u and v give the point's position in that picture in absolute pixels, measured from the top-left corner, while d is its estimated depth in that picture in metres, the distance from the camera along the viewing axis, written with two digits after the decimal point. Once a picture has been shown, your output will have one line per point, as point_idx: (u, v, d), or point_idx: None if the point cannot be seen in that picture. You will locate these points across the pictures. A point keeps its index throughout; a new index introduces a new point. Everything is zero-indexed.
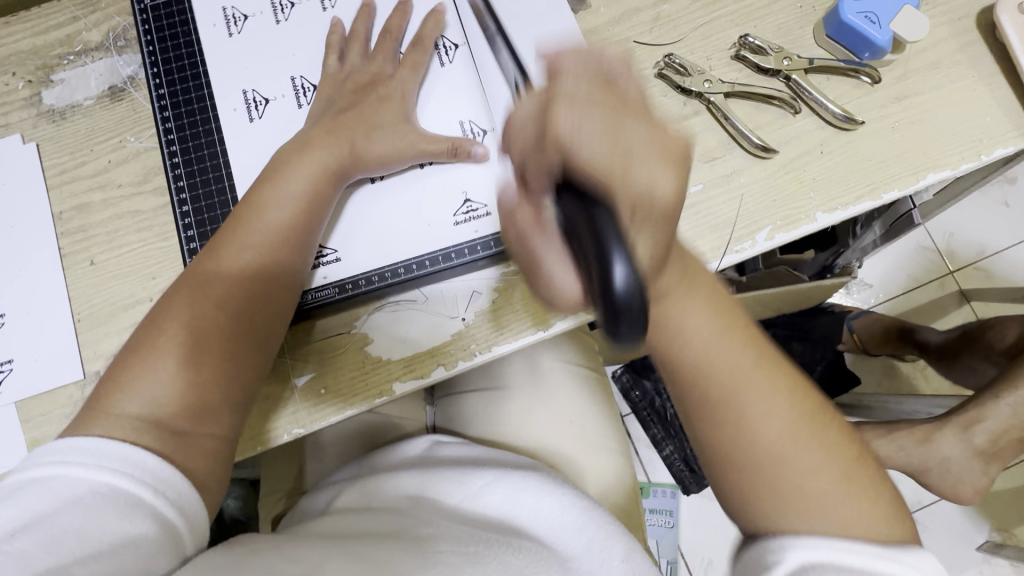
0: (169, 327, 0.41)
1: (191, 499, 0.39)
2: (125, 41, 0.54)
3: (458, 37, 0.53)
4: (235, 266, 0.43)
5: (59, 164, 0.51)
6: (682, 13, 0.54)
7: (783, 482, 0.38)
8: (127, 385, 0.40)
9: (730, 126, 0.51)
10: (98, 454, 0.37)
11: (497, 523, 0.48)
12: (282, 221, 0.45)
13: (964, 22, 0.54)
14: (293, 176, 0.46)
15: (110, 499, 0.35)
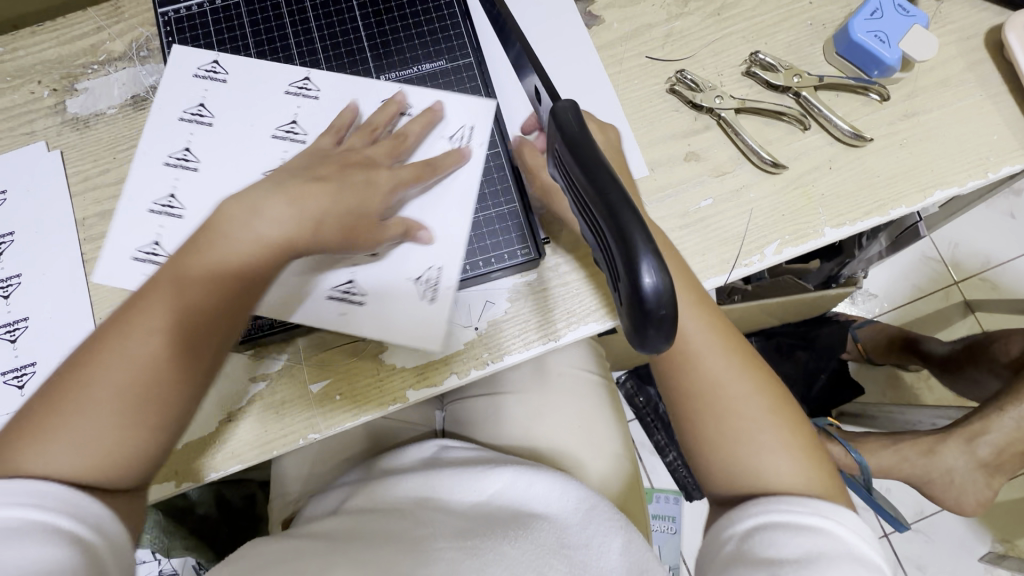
0: (118, 358, 0.37)
1: (116, 530, 0.36)
2: (148, 51, 0.55)
3: (474, 52, 0.55)
4: (187, 292, 0.39)
5: (82, 172, 0.53)
6: (694, 30, 0.56)
7: (727, 416, 0.44)
8: (66, 419, 0.36)
9: (740, 141, 0.52)
10: (20, 487, 0.34)
11: (498, 516, 0.48)
12: (246, 248, 0.41)
13: (972, 42, 0.55)
14: (259, 218, 0.41)
15: (24, 530, 0.32)
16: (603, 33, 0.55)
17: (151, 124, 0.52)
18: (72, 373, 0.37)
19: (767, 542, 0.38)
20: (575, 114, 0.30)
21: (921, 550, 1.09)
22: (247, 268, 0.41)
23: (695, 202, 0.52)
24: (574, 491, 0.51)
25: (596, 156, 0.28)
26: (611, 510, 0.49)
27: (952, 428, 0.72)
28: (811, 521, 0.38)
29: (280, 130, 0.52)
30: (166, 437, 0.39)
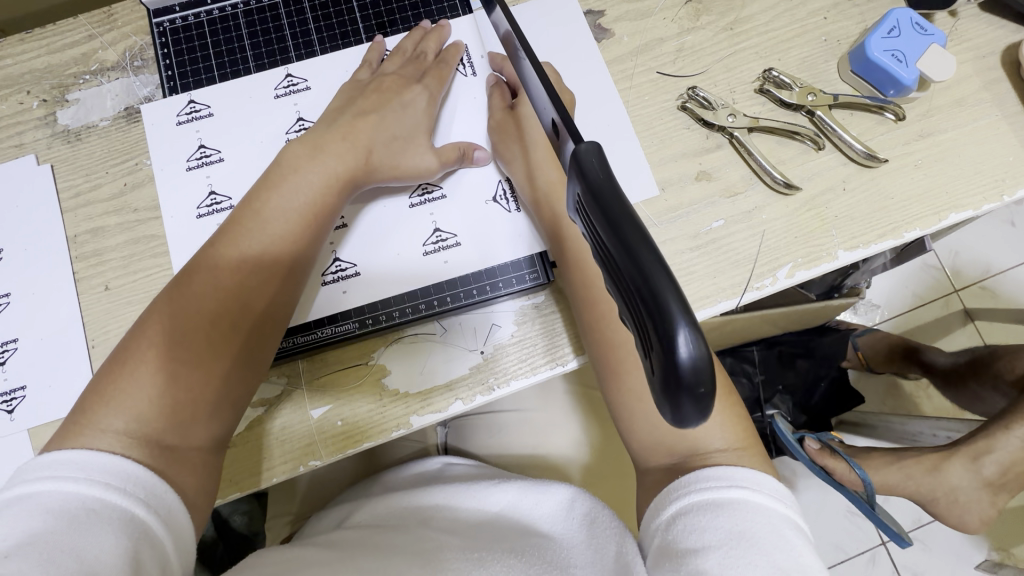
0: (155, 336, 0.39)
1: (183, 524, 0.36)
2: (141, 61, 0.53)
3: (480, 52, 0.53)
4: (227, 268, 0.41)
5: (74, 186, 0.51)
6: (706, 45, 0.54)
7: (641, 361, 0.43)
8: (111, 399, 0.38)
9: (753, 161, 0.51)
10: (96, 462, 0.35)
11: (507, 532, 0.47)
12: (281, 231, 0.43)
13: (988, 60, 0.54)
14: (299, 182, 0.44)
15: (104, 516, 0.32)
16: (612, 47, 0.54)
17: (153, 132, 0.51)
18: (134, 344, 0.39)
19: (692, 527, 0.36)
20: (599, 158, 0.24)
21: (918, 559, 1.09)
22: (295, 233, 0.44)
23: (706, 223, 0.51)
24: (580, 507, 0.49)
25: (622, 200, 0.22)
26: (614, 519, 0.46)
27: (958, 445, 0.72)
28: (728, 499, 0.36)
29: (289, 132, 0.51)
30: (223, 404, 0.40)
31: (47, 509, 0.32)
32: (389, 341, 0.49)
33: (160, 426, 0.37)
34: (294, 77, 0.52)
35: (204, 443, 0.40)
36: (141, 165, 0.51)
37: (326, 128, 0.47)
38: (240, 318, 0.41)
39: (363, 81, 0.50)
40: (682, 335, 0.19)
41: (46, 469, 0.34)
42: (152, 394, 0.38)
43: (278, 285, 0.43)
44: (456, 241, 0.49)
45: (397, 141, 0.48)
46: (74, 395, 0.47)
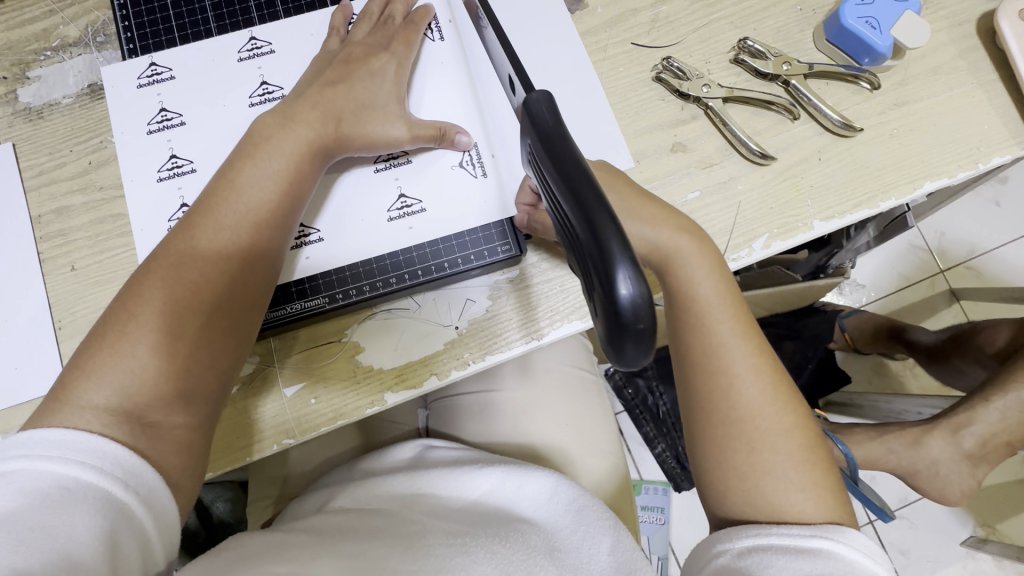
0: (138, 311, 0.38)
1: (165, 504, 0.36)
2: (104, 37, 0.52)
3: (445, 14, 0.52)
4: (211, 241, 0.40)
5: (38, 166, 0.50)
6: (680, 15, 0.53)
7: (753, 430, 0.41)
8: (94, 374, 0.37)
9: (728, 132, 0.51)
10: (74, 441, 0.34)
11: (490, 514, 0.48)
12: (260, 201, 0.42)
13: (964, 28, 0.53)
14: (273, 151, 0.43)
15: (78, 496, 0.32)
16: (586, 18, 0.53)
17: (116, 93, 0.49)
18: (115, 319, 0.38)
19: (770, 564, 0.37)
20: (549, 107, 0.26)
21: (905, 535, 1.10)
22: (272, 202, 0.42)
23: (682, 195, 0.50)
24: (565, 492, 0.49)
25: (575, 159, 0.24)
26: (601, 507, 0.48)
27: (939, 419, 0.72)
28: (813, 546, 0.37)
29: (252, 95, 0.49)
30: (210, 380, 0.39)
31: (20, 487, 0.32)
32: (363, 316, 0.49)
33: (147, 401, 0.37)
34: (258, 43, 0.50)
35: (192, 420, 0.39)
36: (106, 143, 0.49)
37: (296, 100, 0.46)
38: (221, 290, 0.40)
39: (332, 51, 0.49)
40: (622, 279, 0.21)
41: (19, 448, 0.34)
42: (133, 369, 0.37)
43: (261, 256, 0.42)
44: (422, 206, 0.48)
45: (366, 107, 0.46)
46: (41, 377, 0.47)
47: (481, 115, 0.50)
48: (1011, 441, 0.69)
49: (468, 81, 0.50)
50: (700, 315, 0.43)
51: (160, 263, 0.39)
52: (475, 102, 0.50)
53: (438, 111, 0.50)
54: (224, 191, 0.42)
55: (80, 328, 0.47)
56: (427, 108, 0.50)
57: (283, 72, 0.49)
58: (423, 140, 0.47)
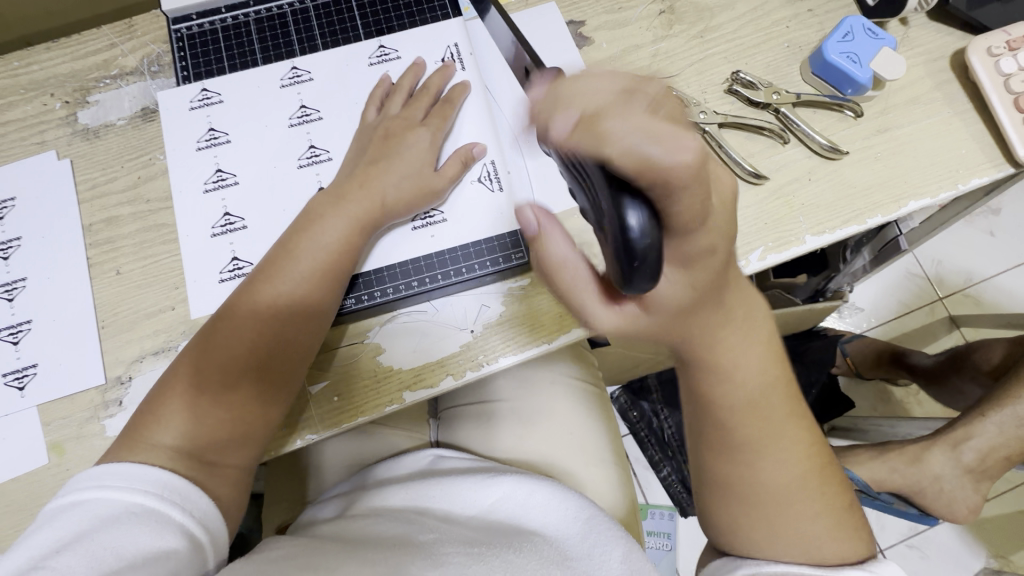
0: (206, 365, 0.44)
1: (216, 525, 0.41)
2: (158, 67, 0.57)
3: (467, 47, 0.57)
4: (269, 308, 0.45)
5: (91, 180, 0.54)
6: (679, 50, 0.59)
7: (779, 517, 0.42)
8: (163, 419, 0.42)
9: (724, 153, 0.55)
10: (140, 473, 0.39)
11: (501, 525, 0.49)
12: (310, 272, 0.46)
13: (939, 63, 0.58)
14: (323, 227, 0.47)
15: (146, 519, 0.37)
16: (593, 53, 0.59)
17: (169, 115, 0.54)
18: (184, 368, 0.44)
19: None
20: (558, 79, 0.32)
21: (916, 566, 1.09)
22: (321, 273, 0.46)
23: None
24: (573, 503, 0.50)
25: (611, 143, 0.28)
26: (612, 523, 0.49)
27: (939, 435, 0.74)
28: None
29: (292, 116, 0.53)
30: (257, 431, 0.45)
31: (95, 513, 0.36)
32: (384, 319, 0.52)
33: (206, 445, 0.42)
34: (296, 73, 0.55)
35: (242, 463, 0.44)
36: (155, 160, 0.54)
37: (344, 179, 0.49)
38: (273, 351, 0.45)
39: (371, 124, 0.52)
40: (632, 216, 0.28)
41: (95, 479, 0.38)
42: (196, 417, 0.43)
43: (311, 319, 0.46)
44: (444, 217, 0.52)
45: (404, 179, 0.49)
46: (83, 374, 0.50)
47: (498, 138, 0.55)
48: (1010, 455, 0.70)
49: (487, 106, 0.55)
50: (728, 394, 0.40)
51: (225, 320, 0.45)
52: (493, 124, 0.55)
53: (460, 132, 0.54)
54: (283, 261, 0.46)
55: (122, 327, 0.51)
56: (455, 159, 0.53)
57: (318, 97, 0.54)
58: (450, 177, 0.51)
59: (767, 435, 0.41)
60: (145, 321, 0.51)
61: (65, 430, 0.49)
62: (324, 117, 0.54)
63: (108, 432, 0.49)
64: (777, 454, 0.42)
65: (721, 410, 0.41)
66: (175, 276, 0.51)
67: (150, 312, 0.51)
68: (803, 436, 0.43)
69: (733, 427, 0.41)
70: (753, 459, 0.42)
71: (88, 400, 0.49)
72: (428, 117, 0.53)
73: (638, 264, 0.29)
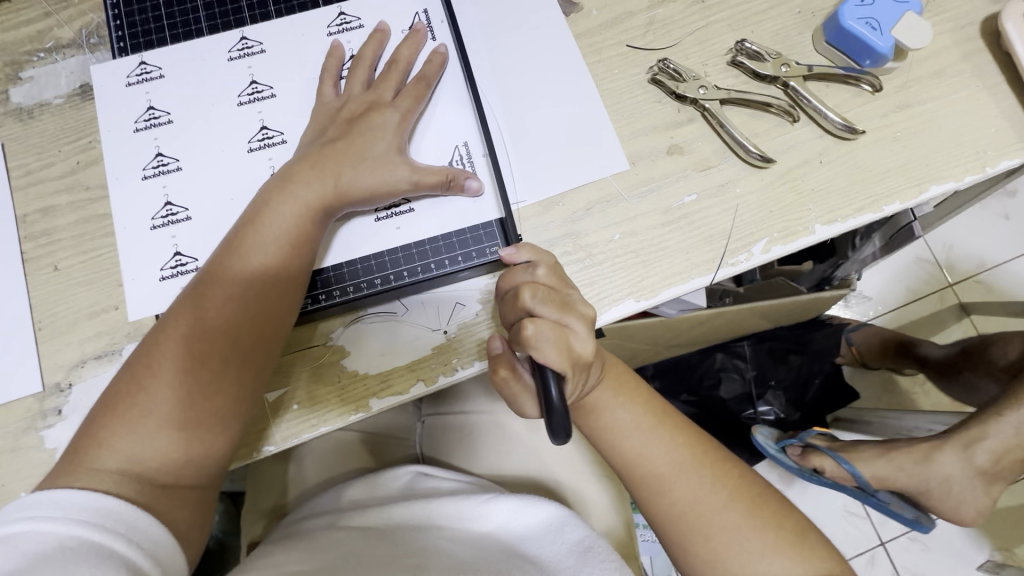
0: (151, 381, 0.39)
1: (171, 555, 0.36)
2: (98, 38, 0.51)
3: (439, 14, 0.51)
4: (218, 310, 0.40)
5: (26, 165, 0.49)
6: (677, 18, 0.53)
7: (696, 519, 0.41)
8: (109, 440, 0.38)
9: (726, 134, 0.49)
10: (81, 501, 0.34)
11: (496, 553, 0.45)
12: (263, 266, 0.41)
13: (967, 31, 0.52)
14: (274, 216, 0.42)
15: (85, 554, 0.32)
16: (581, 20, 0.52)
17: (107, 93, 0.48)
18: (125, 390, 0.39)
19: None
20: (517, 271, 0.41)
21: (918, 560, 1.06)
22: (276, 265, 0.42)
23: (678, 197, 0.49)
24: (570, 531, 0.47)
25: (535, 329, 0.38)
26: (609, 552, 0.46)
27: (950, 433, 0.70)
28: None
29: (241, 93, 0.48)
30: (219, 443, 0.40)
31: (26, 551, 0.32)
32: (348, 319, 0.47)
33: (160, 465, 0.38)
34: (246, 45, 0.49)
35: (204, 480, 0.40)
36: (94, 143, 0.49)
37: (296, 161, 0.44)
38: (230, 353, 0.40)
39: (330, 102, 0.47)
40: (552, 386, 0.36)
41: (29, 509, 0.33)
42: (146, 439, 0.38)
43: (271, 316, 0.41)
44: (410, 207, 0.47)
45: (364, 159, 0.44)
46: (18, 380, 0.45)
47: (472, 117, 0.49)
48: None
49: (460, 81, 0.49)
50: (617, 446, 0.43)
51: (170, 331, 0.40)
52: (466, 103, 0.49)
53: (432, 112, 0.49)
54: (231, 259, 0.41)
55: (62, 328, 0.46)
56: (426, 147, 0.48)
57: (269, 72, 0.48)
58: (427, 187, 0.45)
59: (665, 470, 0.42)
60: (86, 322, 0.46)
61: (0, 442, 0.44)
62: (277, 94, 0.48)
63: (47, 444, 0.45)
64: (684, 483, 0.41)
65: (611, 455, 0.44)
66: (118, 273, 0.47)
67: (91, 312, 0.46)
68: (710, 459, 0.42)
69: (622, 447, 0.43)
70: (658, 471, 0.42)
71: (25, 408, 0.45)
72: (397, 94, 0.47)
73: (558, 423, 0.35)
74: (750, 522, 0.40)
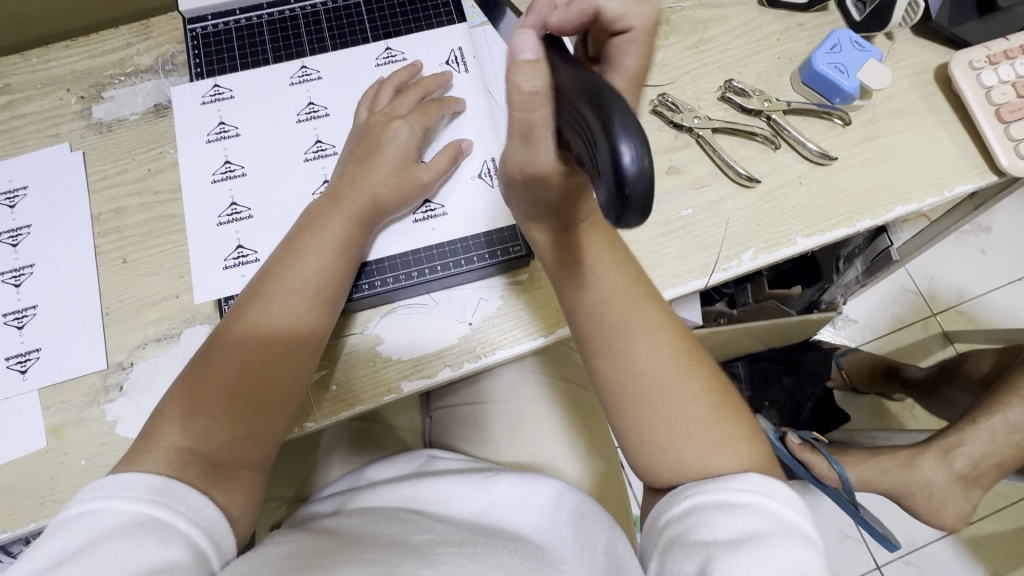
0: (214, 370, 0.43)
1: (224, 539, 0.40)
2: (172, 65, 0.59)
3: (471, 50, 0.59)
4: (275, 307, 0.45)
5: (102, 171, 0.56)
6: (674, 60, 0.61)
7: (660, 401, 0.43)
8: (176, 422, 0.42)
9: (718, 157, 0.57)
10: (147, 483, 0.38)
11: (504, 526, 0.49)
12: (315, 267, 0.47)
13: (923, 76, 0.61)
14: (325, 226, 0.48)
15: (152, 529, 0.35)
16: None
17: (181, 110, 0.56)
18: (192, 379, 0.44)
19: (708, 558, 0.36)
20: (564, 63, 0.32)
21: None
22: (326, 268, 0.47)
23: (676, 211, 0.56)
24: (568, 499, 0.50)
25: (606, 89, 0.29)
26: (602, 513, 0.48)
27: (931, 440, 0.75)
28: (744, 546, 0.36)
29: (299, 112, 0.55)
30: (272, 426, 0.45)
31: (101, 525, 0.35)
32: (382, 311, 0.53)
33: (221, 446, 0.42)
34: (305, 73, 0.57)
35: (256, 462, 0.44)
36: (164, 153, 0.56)
37: (339, 179, 0.51)
38: (285, 345, 0.45)
39: (361, 123, 0.54)
40: (624, 149, 0.26)
41: (103, 491, 0.37)
42: (209, 420, 0.42)
43: (321, 313, 0.47)
44: (444, 211, 0.54)
45: (399, 176, 0.50)
46: (85, 359, 0.50)
47: (498, 135, 0.56)
48: (1002, 463, 0.70)
49: (487, 105, 0.57)
50: (593, 279, 0.44)
51: (230, 326, 0.45)
52: (492, 123, 0.56)
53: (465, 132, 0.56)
54: (286, 262, 0.47)
55: (127, 314, 0.52)
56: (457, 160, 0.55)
57: (324, 96, 0.56)
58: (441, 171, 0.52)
59: (650, 372, 0.43)
60: (149, 309, 0.52)
61: (66, 414, 0.49)
62: (330, 114, 0.55)
63: (107, 417, 0.49)
64: (653, 348, 0.44)
65: (597, 318, 0.44)
66: (180, 266, 0.53)
67: (154, 300, 0.52)
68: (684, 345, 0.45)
69: (584, 254, 0.44)
70: (633, 328, 0.44)
71: (89, 384, 0.50)
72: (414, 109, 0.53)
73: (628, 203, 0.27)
74: (710, 418, 0.43)
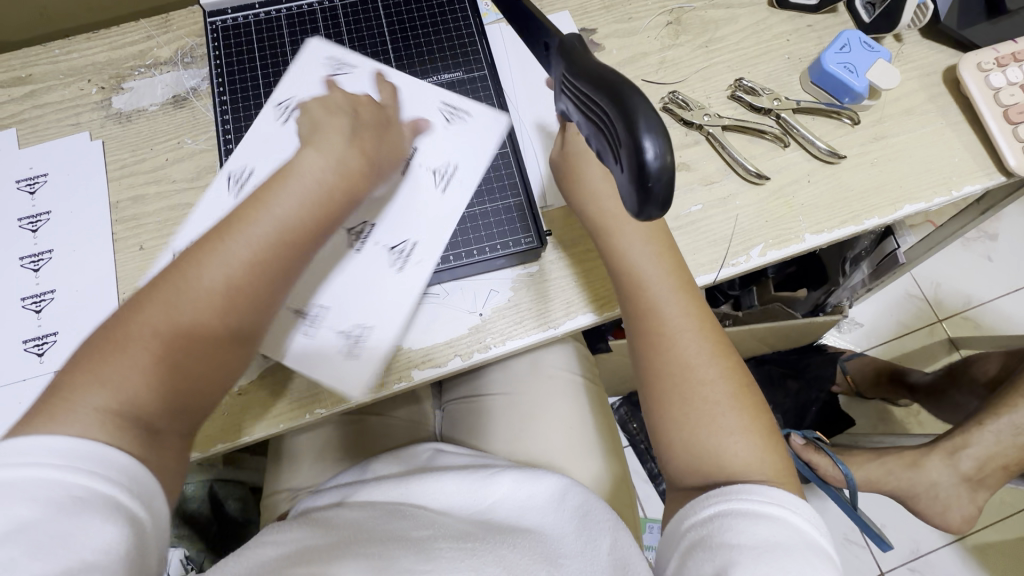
0: (155, 325, 0.37)
1: (156, 508, 0.36)
2: (191, 58, 0.60)
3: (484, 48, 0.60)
4: (235, 265, 0.39)
5: (121, 160, 0.57)
6: (685, 58, 0.62)
7: (684, 381, 0.46)
8: (97, 378, 0.36)
9: (727, 154, 0.57)
10: (79, 450, 0.33)
11: (505, 520, 0.49)
12: (286, 226, 0.41)
13: (932, 78, 0.61)
14: (304, 181, 0.42)
15: (93, 504, 0.32)
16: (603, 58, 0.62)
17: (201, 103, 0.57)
18: (122, 328, 0.37)
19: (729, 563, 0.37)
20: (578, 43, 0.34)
21: None
22: (301, 233, 0.41)
23: (686, 207, 0.56)
24: (571, 500, 0.50)
25: (623, 80, 0.30)
26: (607, 514, 0.49)
27: (937, 442, 0.75)
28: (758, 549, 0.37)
29: None
30: (210, 397, 0.41)
31: (30, 497, 0.30)
32: None
33: (148, 414, 0.37)
34: (323, 68, 0.58)
35: (185, 431, 0.40)
36: (182, 143, 0.57)
37: (324, 131, 0.46)
38: (243, 314, 0.40)
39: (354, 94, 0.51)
40: (648, 146, 0.28)
41: (20, 455, 0.31)
42: (137, 383, 0.36)
43: (285, 281, 0.41)
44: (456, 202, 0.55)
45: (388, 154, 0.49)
46: None
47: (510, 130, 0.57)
48: (1008, 464, 0.70)
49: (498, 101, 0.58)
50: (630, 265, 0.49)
51: (179, 276, 0.39)
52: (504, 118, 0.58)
53: (475, 124, 0.57)
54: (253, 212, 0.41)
55: None
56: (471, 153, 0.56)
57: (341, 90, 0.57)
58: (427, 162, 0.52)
59: (686, 361, 0.46)
60: None
61: None
62: None
63: None
64: (685, 339, 0.47)
65: (631, 298, 0.49)
66: None
67: None
68: (714, 340, 0.48)
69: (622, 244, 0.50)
70: (663, 314, 0.48)
71: None
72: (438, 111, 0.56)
73: (652, 190, 0.29)
74: (730, 406, 0.45)
